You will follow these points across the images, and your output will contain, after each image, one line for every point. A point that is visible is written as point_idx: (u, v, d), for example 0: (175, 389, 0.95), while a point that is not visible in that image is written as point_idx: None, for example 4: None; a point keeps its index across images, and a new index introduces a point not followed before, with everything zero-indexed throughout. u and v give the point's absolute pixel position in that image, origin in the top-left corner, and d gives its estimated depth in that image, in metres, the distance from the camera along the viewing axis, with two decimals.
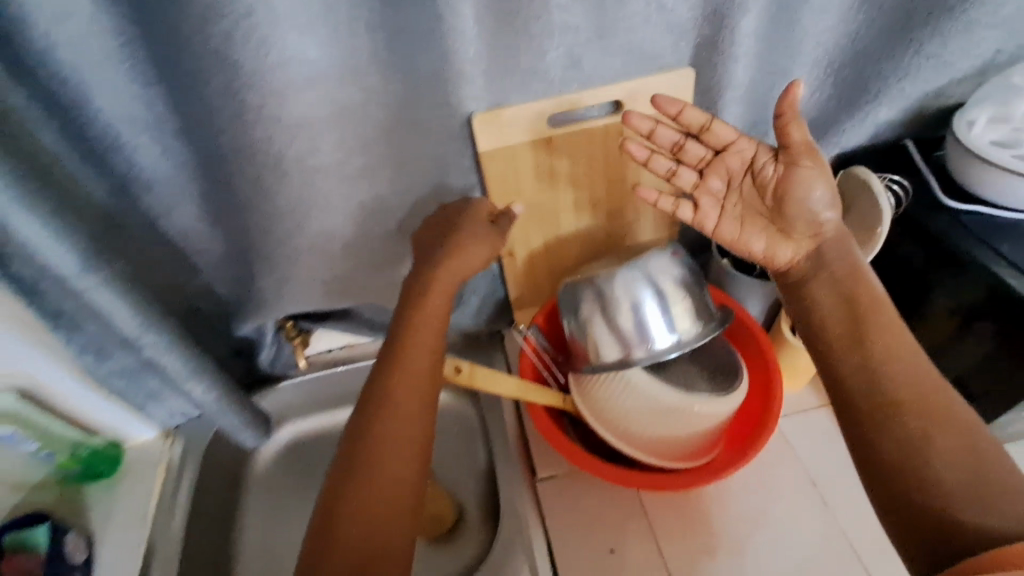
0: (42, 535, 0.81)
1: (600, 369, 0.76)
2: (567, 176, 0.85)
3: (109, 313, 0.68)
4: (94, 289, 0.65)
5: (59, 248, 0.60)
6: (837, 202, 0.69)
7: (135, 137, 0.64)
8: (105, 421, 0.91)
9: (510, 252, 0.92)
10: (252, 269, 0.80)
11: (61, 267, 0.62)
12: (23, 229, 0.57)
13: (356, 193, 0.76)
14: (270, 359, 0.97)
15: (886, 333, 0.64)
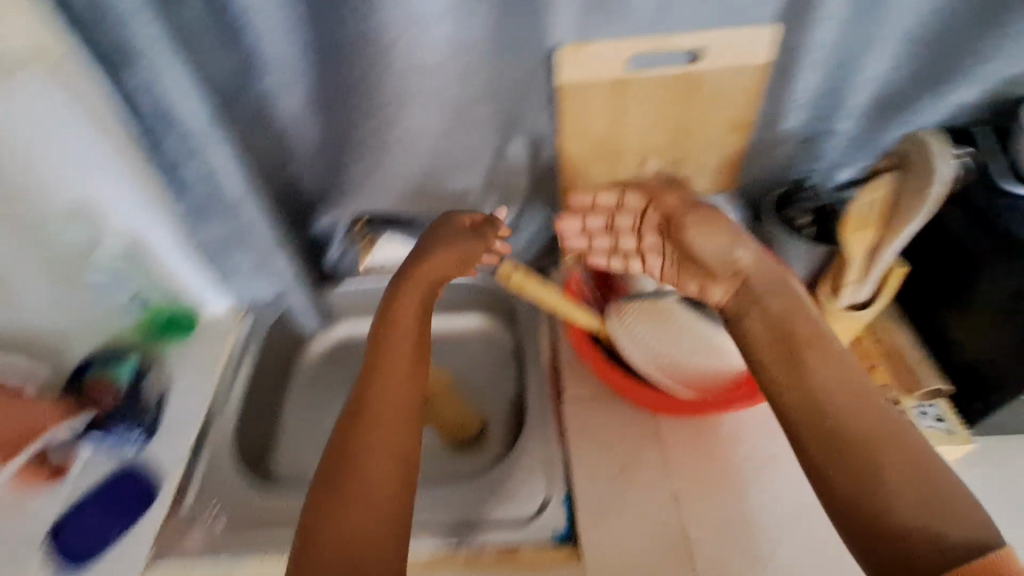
0: (127, 371, 0.91)
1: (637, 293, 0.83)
2: (637, 121, 0.89)
3: (218, 173, 0.79)
4: (212, 149, 0.76)
5: (192, 105, 0.71)
6: (740, 242, 0.73)
7: (266, 16, 0.72)
8: (187, 288, 0.98)
9: (569, 188, 0.97)
10: (338, 162, 0.90)
11: (190, 123, 0.73)
12: (169, 81, 0.69)
13: (442, 102, 0.84)
14: (336, 258, 1.05)
15: (823, 364, 0.66)
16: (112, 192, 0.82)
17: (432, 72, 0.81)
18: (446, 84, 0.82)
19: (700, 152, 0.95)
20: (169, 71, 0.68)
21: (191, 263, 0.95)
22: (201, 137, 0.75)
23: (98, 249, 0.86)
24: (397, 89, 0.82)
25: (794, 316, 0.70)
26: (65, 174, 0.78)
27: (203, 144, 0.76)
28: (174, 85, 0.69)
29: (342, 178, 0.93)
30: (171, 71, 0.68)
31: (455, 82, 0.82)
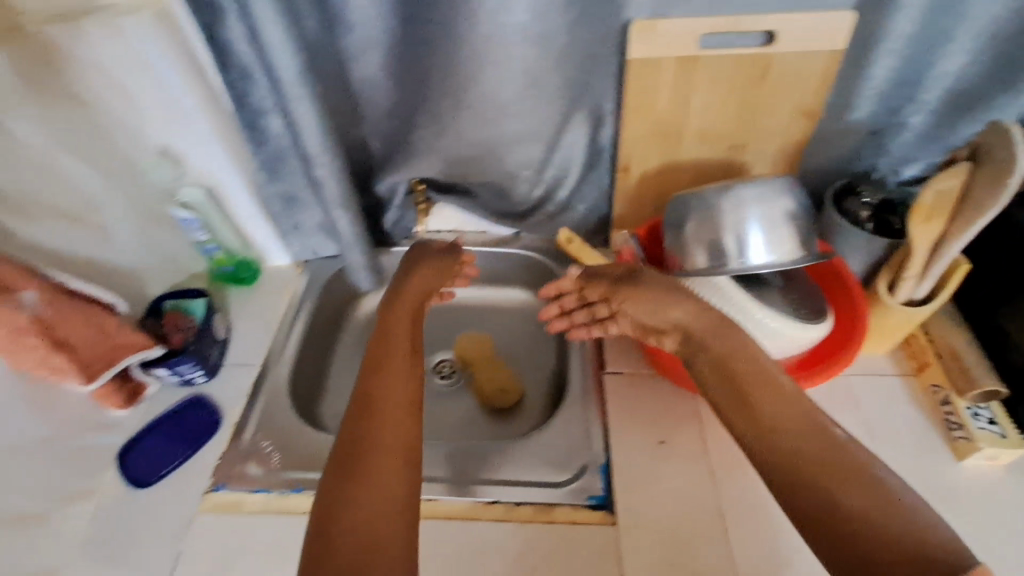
0: (198, 306, 0.93)
1: (689, 275, 0.83)
2: (701, 102, 0.89)
3: (301, 124, 0.80)
4: (298, 99, 0.77)
5: (287, 55, 0.72)
6: (672, 289, 0.77)
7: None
8: (256, 238, 1.05)
9: (626, 167, 0.98)
10: (406, 125, 0.93)
11: (283, 73, 0.74)
12: (268, 28, 0.70)
13: (517, 72, 0.85)
14: (394, 221, 1.09)
15: (774, 398, 0.67)
16: (198, 139, 0.88)
17: (513, 42, 0.82)
18: (522, 53, 0.83)
19: (762, 139, 0.94)
20: (269, 15, 0.69)
21: (260, 215, 1.02)
22: (290, 86, 0.75)
23: (180, 191, 0.92)
24: (475, 56, 0.83)
25: (739, 353, 0.71)
26: (159, 121, 0.85)
27: (291, 93, 0.76)
28: (272, 42, 0.71)
29: (407, 142, 0.96)
30: (269, 16, 0.69)
31: (530, 54, 0.83)
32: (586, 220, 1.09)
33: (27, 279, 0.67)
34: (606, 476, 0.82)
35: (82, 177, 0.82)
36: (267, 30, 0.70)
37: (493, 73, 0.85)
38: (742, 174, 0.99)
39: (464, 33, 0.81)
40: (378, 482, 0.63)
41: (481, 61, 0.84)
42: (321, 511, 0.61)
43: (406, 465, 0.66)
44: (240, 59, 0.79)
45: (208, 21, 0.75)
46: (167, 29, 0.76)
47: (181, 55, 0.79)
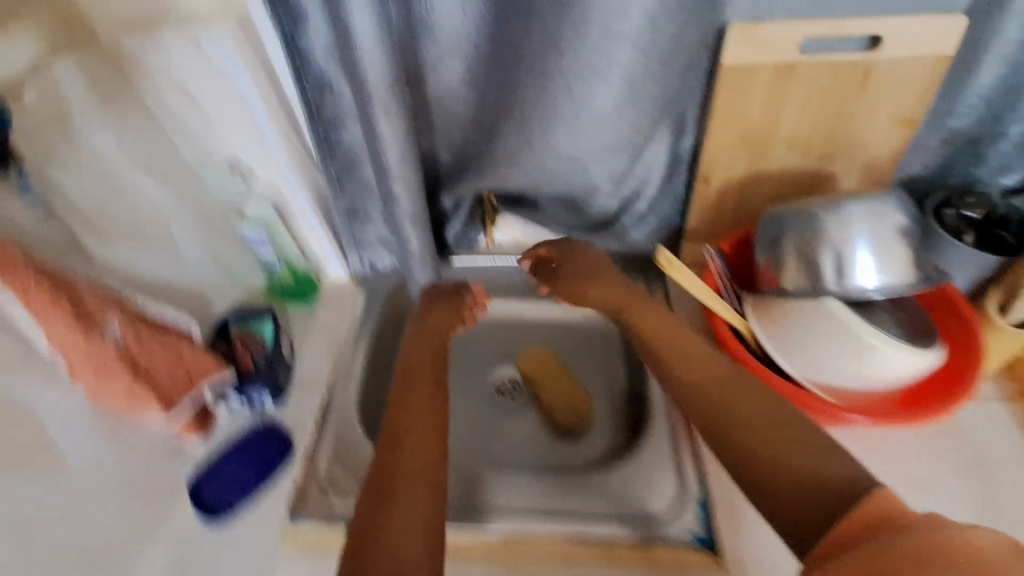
0: (267, 328, 0.91)
1: (789, 295, 0.80)
2: (795, 111, 0.85)
3: (384, 138, 0.78)
4: (383, 113, 0.75)
5: (377, 66, 0.70)
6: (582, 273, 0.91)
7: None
8: (316, 252, 1.01)
9: (706, 177, 0.93)
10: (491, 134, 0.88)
11: (371, 86, 0.72)
12: (364, 39, 0.68)
13: (620, 77, 0.78)
14: (457, 235, 1.06)
15: (692, 362, 0.74)
16: (269, 152, 0.85)
17: (620, 41, 0.74)
18: (627, 55, 0.75)
19: (855, 149, 0.89)
20: (364, 27, 0.67)
21: (322, 228, 0.97)
22: (378, 99, 0.73)
23: (247, 207, 0.89)
24: (580, 61, 0.76)
25: (656, 326, 0.81)
26: (227, 133, 0.81)
27: (378, 106, 0.74)
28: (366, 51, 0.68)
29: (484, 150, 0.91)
30: (365, 27, 0.67)
31: (636, 57, 0.76)
32: (657, 232, 1.04)
33: (110, 307, 0.68)
34: (703, 511, 0.77)
35: (151, 189, 0.81)
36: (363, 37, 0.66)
37: (591, 79, 0.78)
38: (829, 184, 0.94)
39: (569, 35, 0.74)
40: (405, 501, 0.61)
41: (585, 64, 0.77)
42: (353, 537, 0.58)
43: (429, 482, 0.64)
44: (317, 65, 0.75)
45: (290, 26, 0.71)
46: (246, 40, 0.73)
47: (257, 65, 0.75)
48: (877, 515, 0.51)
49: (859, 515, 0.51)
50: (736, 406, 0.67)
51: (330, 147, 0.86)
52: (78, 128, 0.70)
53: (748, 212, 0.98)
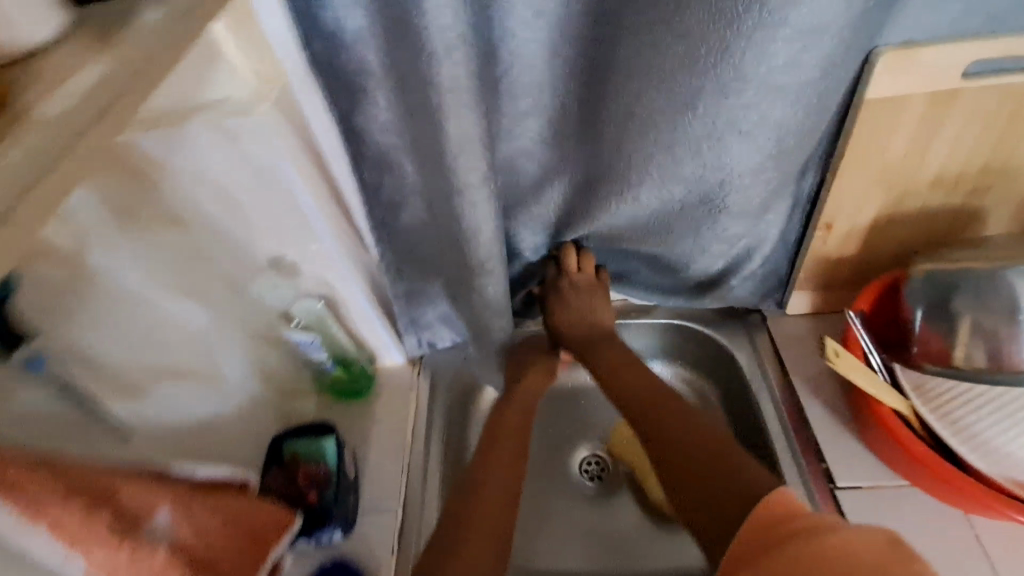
0: (329, 449, 0.78)
1: (966, 375, 0.68)
2: (945, 146, 0.70)
3: (479, 230, 0.65)
4: (482, 203, 0.63)
5: (476, 152, 0.59)
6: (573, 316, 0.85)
7: (551, 30, 0.62)
8: (370, 340, 0.88)
9: (828, 226, 0.80)
10: (584, 200, 0.78)
11: (466, 174, 0.60)
12: (464, 127, 0.56)
13: (767, 133, 0.65)
14: (527, 304, 0.93)
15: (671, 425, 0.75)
16: (317, 245, 0.71)
17: (783, 96, 0.61)
18: (786, 111, 0.62)
19: (1013, 185, 0.74)
20: (467, 113, 0.55)
21: (376, 315, 0.83)
22: (474, 187, 0.61)
23: (293, 309, 0.75)
24: (717, 123, 0.64)
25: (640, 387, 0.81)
26: (270, 230, 0.68)
27: (471, 196, 0.62)
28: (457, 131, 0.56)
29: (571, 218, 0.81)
30: (467, 114, 0.55)
31: (790, 113, 0.63)
32: (762, 286, 0.91)
33: (157, 495, 0.52)
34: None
35: (187, 315, 0.66)
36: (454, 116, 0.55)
37: (725, 140, 0.66)
38: (976, 224, 0.79)
39: (716, 96, 0.61)
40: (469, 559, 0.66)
41: (723, 125, 0.64)
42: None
43: (500, 528, 0.71)
44: (376, 144, 0.66)
45: (350, 108, 0.63)
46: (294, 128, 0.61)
47: (305, 151, 0.63)
48: (788, 516, 0.58)
49: (758, 516, 0.60)
50: (722, 472, 0.68)
51: (393, 227, 0.75)
52: (103, 269, 0.56)
53: (870, 259, 0.84)
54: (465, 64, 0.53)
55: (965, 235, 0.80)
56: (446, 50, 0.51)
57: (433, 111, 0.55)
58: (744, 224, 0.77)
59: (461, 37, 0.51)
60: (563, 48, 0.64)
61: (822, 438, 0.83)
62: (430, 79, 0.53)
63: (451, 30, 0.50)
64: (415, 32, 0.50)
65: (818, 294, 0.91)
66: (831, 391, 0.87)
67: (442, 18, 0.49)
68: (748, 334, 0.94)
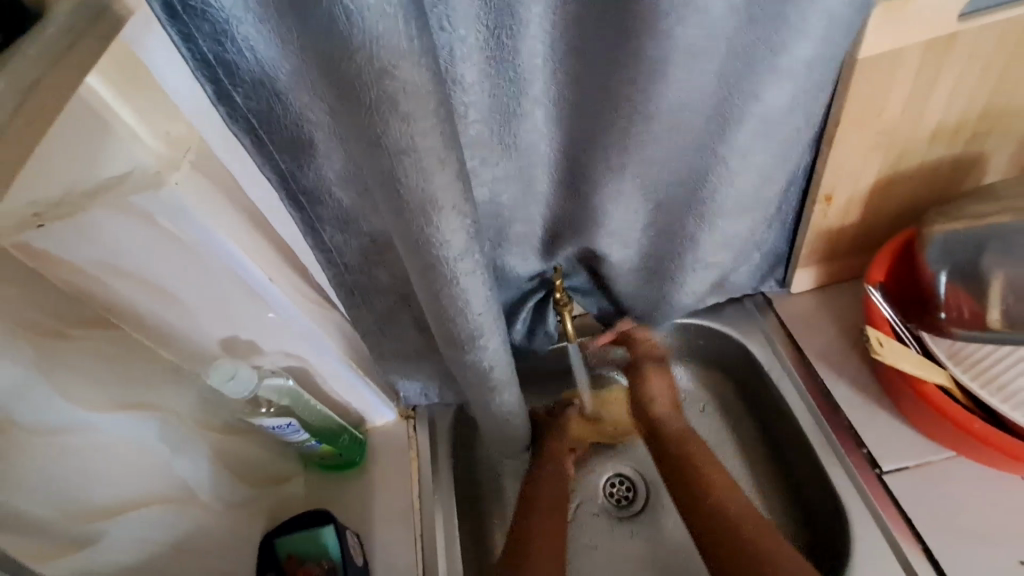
0: (328, 537, 0.67)
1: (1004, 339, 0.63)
2: (944, 95, 0.64)
3: (469, 302, 0.56)
4: (469, 275, 0.53)
5: (459, 225, 0.49)
6: (660, 396, 0.84)
7: (532, 33, 0.51)
8: (352, 403, 0.78)
9: (827, 198, 0.74)
10: (574, 219, 0.70)
11: (448, 249, 0.50)
12: (445, 200, 0.47)
13: (766, 115, 0.58)
14: (524, 330, 0.84)
15: (726, 487, 0.75)
16: (274, 314, 0.60)
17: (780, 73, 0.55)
18: (784, 97, 0.58)
19: (1015, 123, 0.69)
20: (445, 175, 0.45)
21: (360, 379, 0.75)
22: (459, 262, 0.52)
23: (260, 392, 0.65)
24: (711, 115, 0.58)
25: (701, 452, 0.80)
26: (215, 311, 0.58)
27: (460, 269, 0.52)
28: (417, 181, 0.44)
29: (553, 236, 0.73)
30: (447, 178, 0.45)
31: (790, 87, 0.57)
32: (762, 266, 0.85)
33: None
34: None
35: (125, 428, 0.56)
36: (413, 162, 0.43)
37: (717, 129, 0.59)
38: (978, 169, 0.74)
39: (712, 84, 0.55)
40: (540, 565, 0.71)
41: (717, 115, 0.58)
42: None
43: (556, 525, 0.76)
44: (336, 203, 0.58)
45: (293, 165, 0.54)
46: (224, 194, 0.51)
47: (240, 219, 0.53)
48: None
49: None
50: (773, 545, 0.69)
51: (363, 286, 0.66)
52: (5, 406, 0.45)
53: (873, 222, 0.79)
54: (434, 120, 0.42)
55: (965, 185, 0.75)
56: (403, 103, 0.40)
57: (395, 181, 0.44)
58: (747, 222, 0.70)
59: (426, 93, 0.40)
60: (537, 60, 0.53)
61: (857, 420, 0.76)
62: (404, 146, 0.42)
63: (402, 76, 0.38)
64: (359, 93, 0.39)
65: (823, 267, 0.84)
66: (855, 365, 0.80)
67: (389, 60, 0.37)
68: (757, 319, 0.87)
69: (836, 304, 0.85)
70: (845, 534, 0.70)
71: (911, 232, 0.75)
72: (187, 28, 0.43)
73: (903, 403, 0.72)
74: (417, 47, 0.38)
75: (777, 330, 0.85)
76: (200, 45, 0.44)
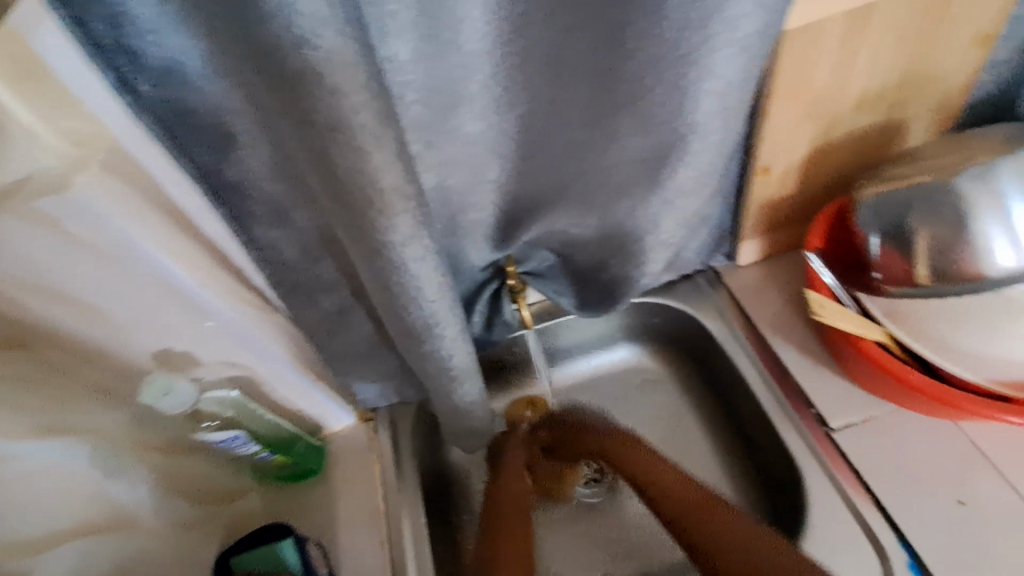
0: (286, 552, 0.64)
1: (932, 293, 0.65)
2: (869, 64, 0.67)
3: (422, 289, 0.54)
4: (419, 260, 0.52)
5: (404, 209, 0.47)
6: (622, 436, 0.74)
7: (471, 11, 0.49)
8: (307, 410, 0.75)
9: (767, 169, 0.75)
10: (532, 204, 0.69)
11: (396, 234, 0.48)
12: (388, 181, 0.44)
13: (735, 100, 0.56)
14: (483, 322, 0.83)
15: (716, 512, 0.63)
16: (211, 322, 0.57)
17: (741, 56, 0.52)
18: (737, 67, 0.53)
19: (932, 89, 0.73)
20: (384, 155, 0.43)
21: (311, 383, 0.72)
22: (407, 246, 0.50)
23: (202, 406, 0.62)
24: (667, 91, 0.54)
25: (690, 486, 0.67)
26: (145, 323, 0.55)
27: (408, 254, 0.50)
28: (349, 156, 0.42)
29: (514, 222, 0.71)
30: (387, 158, 0.43)
31: (753, 68, 0.54)
32: (709, 240, 0.87)
33: None
34: (913, 552, 0.66)
35: (47, 457, 0.51)
36: (348, 136, 0.41)
37: (670, 100, 0.55)
38: (902, 134, 0.77)
39: (676, 72, 0.52)
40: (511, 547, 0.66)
41: (672, 91, 0.54)
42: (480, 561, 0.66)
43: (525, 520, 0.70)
44: (266, 198, 0.54)
45: (213, 159, 0.50)
46: (143, 192, 0.47)
47: (165, 221, 0.49)
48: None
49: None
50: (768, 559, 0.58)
51: (304, 286, 0.63)
52: None
53: (815, 191, 0.82)
54: (369, 93, 0.40)
55: (894, 149, 0.79)
56: (331, 76, 0.38)
57: (325, 163, 0.43)
58: (702, 199, 0.67)
59: (354, 64, 0.38)
60: (481, 37, 0.51)
61: (807, 382, 0.78)
62: (336, 123, 0.40)
63: (324, 42, 0.37)
64: (283, 69, 0.38)
65: (768, 239, 0.87)
66: (802, 330, 0.82)
67: (307, 26, 0.36)
68: (709, 294, 0.89)
69: (783, 272, 0.88)
70: (802, 494, 0.72)
71: (844, 199, 0.77)
72: (78, 9, 0.39)
73: (848, 362, 0.75)
74: (339, 14, 0.37)
75: (728, 303, 0.87)
76: (93, 28, 0.40)
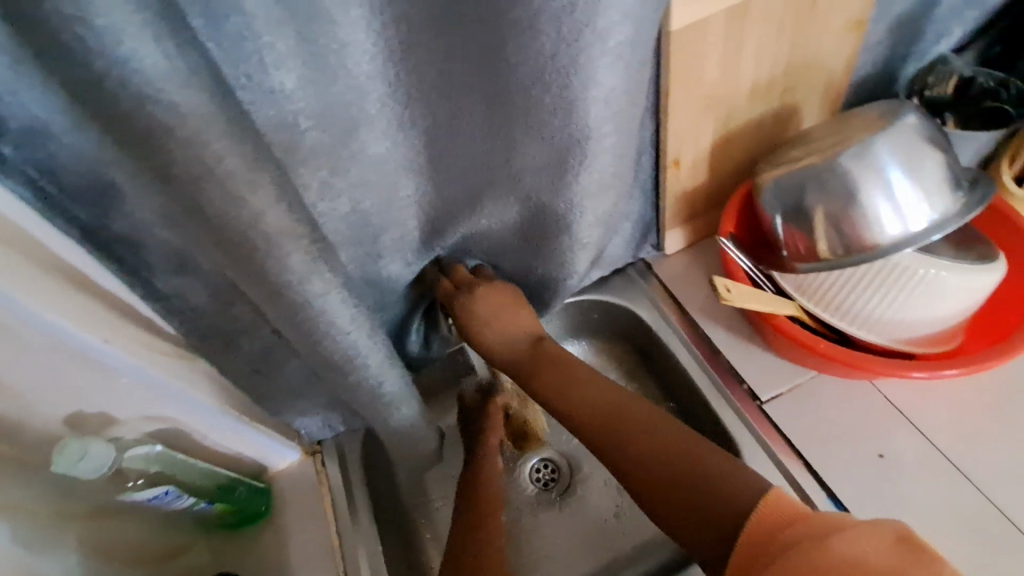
0: None
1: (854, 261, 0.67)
2: (752, 57, 0.71)
3: (334, 323, 0.54)
4: (325, 294, 0.51)
5: (297, 243, 0.47)
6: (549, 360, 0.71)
7: (352, 37, 0.49)
8: (245, 454, 0.73)
9: (676, 162, 0.78)
10: (450, 218, 0.70)
11: (293, 271, 0.48)
12: (273, 222, 0.44)
13: (622, 104, 0.59)
14: (420, 341, 0.83)
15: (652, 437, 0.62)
16: (126, 378, 0.55)
17: (620, 63, 0.54)
18: (618, 75, 0.55)
19: (814, 74, 0.77)
20: (264, 195, 0.43)
21: (245, 426, 0.69)
22: (309, 280, 0.49)
23: (125, 465, 0.59)
24: (554, 101, 0.56)
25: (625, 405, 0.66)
26: (47, 391, 0.52)
27: (312, 289, 0.50)
28: (226, 201, 0.41)
29: (436, 238, 0.72)
30: (268, 197, 0.43)
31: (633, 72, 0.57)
32: (633, 235, 0.90)
33: None
34: (844, 510, 0.70)
35: None
36: (219, 182, 0.40)
37: (559, 110, 0.57)
38: (795, 118, 0.82)
39: (562, 84, 0.54)
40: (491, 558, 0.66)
41: (559, 101, 0.56)
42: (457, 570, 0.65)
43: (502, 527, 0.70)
44: (161, 247, 0.52)
45: (96, 215, 0.48)
46: (25, 256, 0.45)
47: (53, 283, 0.47)
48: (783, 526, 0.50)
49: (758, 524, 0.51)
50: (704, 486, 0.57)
51: (221, 329, 0.61)
52: None
53: (725, 177, 0.85)
54: (234, 137, 0.40)
55: (790, 132, 0.84)
56: (190, 124, 0.38)
57: (206, 211, 0.42)
58: (611, 199, 0.69)
59: (213, 113, 0.38)
60: (369, 59, 0.52)
61: (736, 361, 0.82)
62: (204, 170, 0.40)
63: (175, 94, 0.36)
64: (143, 127, 0.37)
65: (689, 227, 0.90)
66: (727, 311, 0.86)
67: (156, 79, 0.35)
68: (640, 285, 0.92)
69: (704, 258, 0.92)
70: None
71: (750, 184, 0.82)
72: None
73: (770, 337, 0.79)
74: (182, 69, 0.37)
75: (658, 293, 0.90)
76: None
